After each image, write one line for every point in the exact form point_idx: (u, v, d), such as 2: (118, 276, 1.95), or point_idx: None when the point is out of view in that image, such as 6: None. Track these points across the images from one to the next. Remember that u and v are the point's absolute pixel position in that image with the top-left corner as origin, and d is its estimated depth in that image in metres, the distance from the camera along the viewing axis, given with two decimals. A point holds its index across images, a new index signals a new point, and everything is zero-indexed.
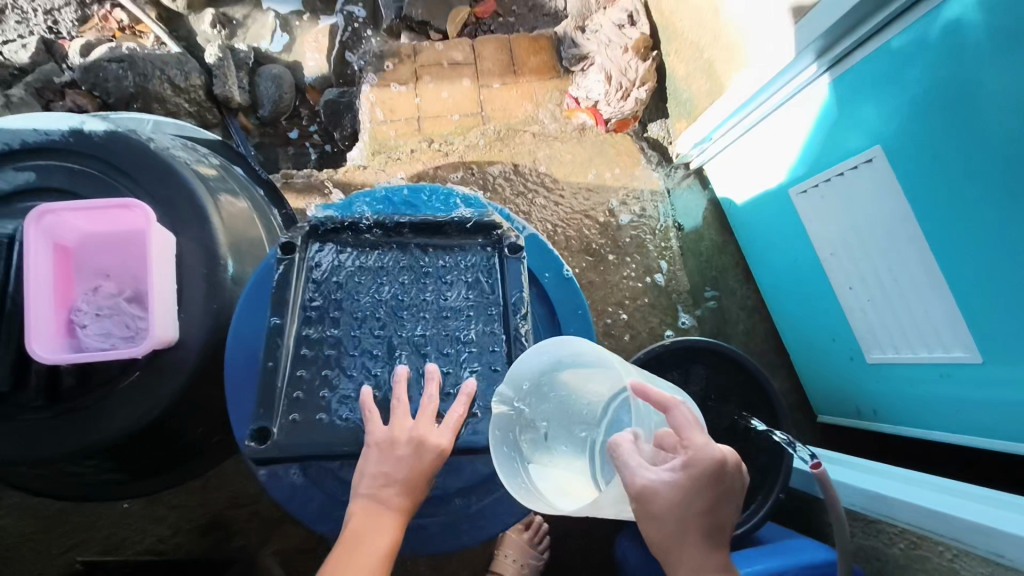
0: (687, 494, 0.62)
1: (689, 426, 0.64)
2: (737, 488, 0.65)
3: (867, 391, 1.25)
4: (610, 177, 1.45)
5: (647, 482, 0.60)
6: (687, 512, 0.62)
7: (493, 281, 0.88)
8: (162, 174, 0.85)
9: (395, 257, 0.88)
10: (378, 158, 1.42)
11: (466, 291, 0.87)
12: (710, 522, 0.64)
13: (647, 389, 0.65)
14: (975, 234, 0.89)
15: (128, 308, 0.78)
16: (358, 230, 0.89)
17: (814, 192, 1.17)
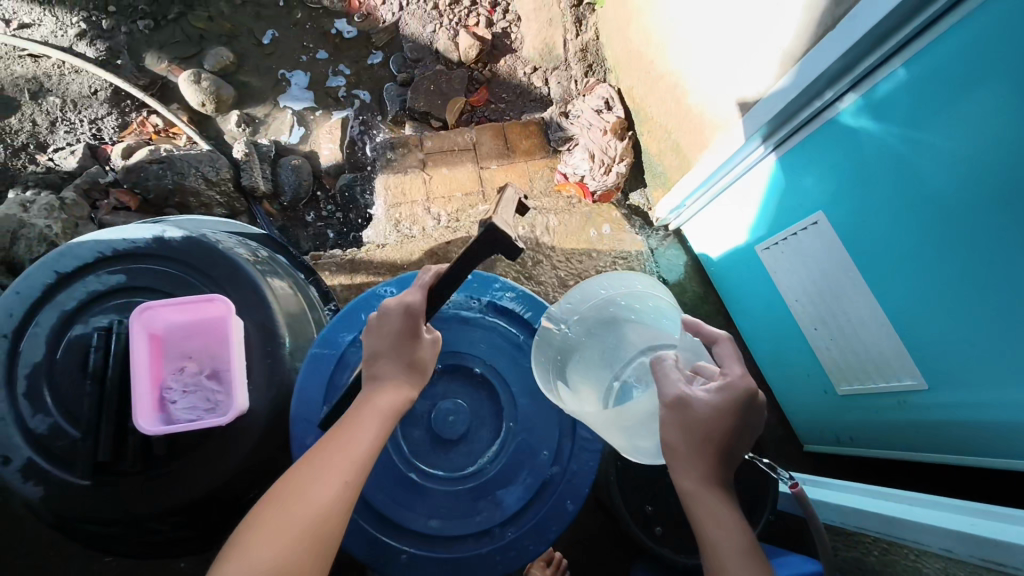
0: (720, 413, 0.78)
1: (732, 363, 0.82)
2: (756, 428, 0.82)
3: (842, 420, 1.40)
4: (600, 241, 1.64)
5: (681, 392, 0.80)
6: (712, 432, 0.79)
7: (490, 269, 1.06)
8: (230, 270, 1.03)
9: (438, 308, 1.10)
10: (395, 236, 1.60)
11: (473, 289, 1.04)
12: (728, 445, 0.80)
13: (702, 326, 0.87)
14: (904, 281, 1.07)
15: (209, 384, 0.94)
16: None
17: (775, 249, 1.36)
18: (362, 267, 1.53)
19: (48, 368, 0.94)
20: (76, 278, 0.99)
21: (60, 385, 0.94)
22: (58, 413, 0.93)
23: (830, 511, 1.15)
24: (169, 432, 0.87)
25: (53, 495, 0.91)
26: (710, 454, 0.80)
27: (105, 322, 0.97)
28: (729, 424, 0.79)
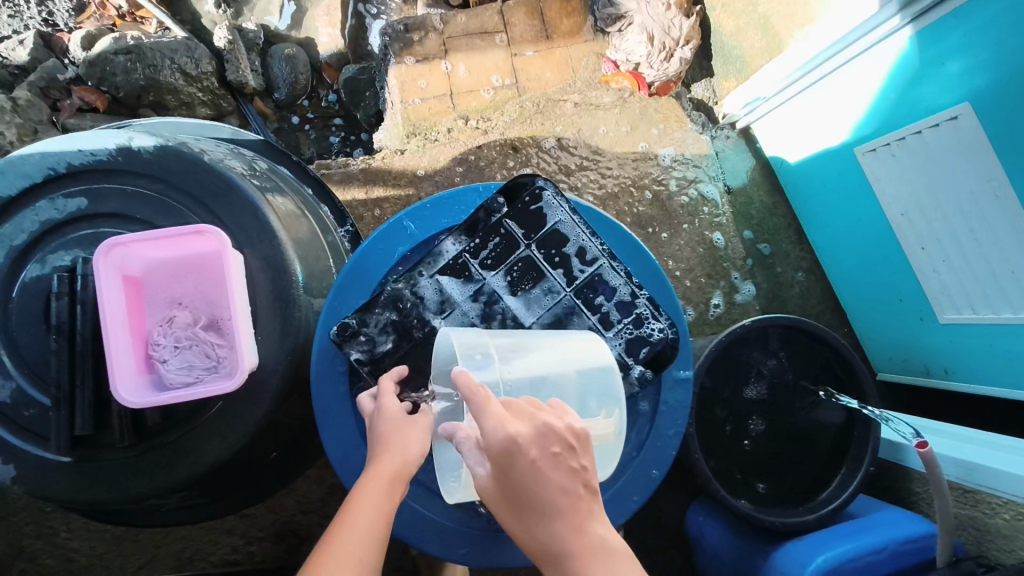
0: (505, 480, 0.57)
1: (481, 400, 0.58)
2: (568, 454, 0.58)
3: (939, 352, 1.22)
4: (657, 143, 1.38)
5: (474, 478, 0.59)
6: (516, 490, 0.57)
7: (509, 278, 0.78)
8: (223, 189, 0.80)
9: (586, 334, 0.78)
10: (415, 141, 1.35)
11: (522, 316, 0.78)
12: (542, 501, 0.57)
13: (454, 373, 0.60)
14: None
15: (207, 337, 0.74)
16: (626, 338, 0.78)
17: (885, 151, 1.11)
18: (378, 179, 1.28)
19: (4, 317, 0.75)
20: (26, 202, 0.78)
21: (21, 340, 0.75)
22: (21, 374, 0.75)
23: (947, 462, 0.98)
24: (157, 402, 0.69)
25: (27, 473, 0.75)
26: (538, 520, 0.57)
27: (68, 261, 0.77)
28: (521, 483, 0.57)
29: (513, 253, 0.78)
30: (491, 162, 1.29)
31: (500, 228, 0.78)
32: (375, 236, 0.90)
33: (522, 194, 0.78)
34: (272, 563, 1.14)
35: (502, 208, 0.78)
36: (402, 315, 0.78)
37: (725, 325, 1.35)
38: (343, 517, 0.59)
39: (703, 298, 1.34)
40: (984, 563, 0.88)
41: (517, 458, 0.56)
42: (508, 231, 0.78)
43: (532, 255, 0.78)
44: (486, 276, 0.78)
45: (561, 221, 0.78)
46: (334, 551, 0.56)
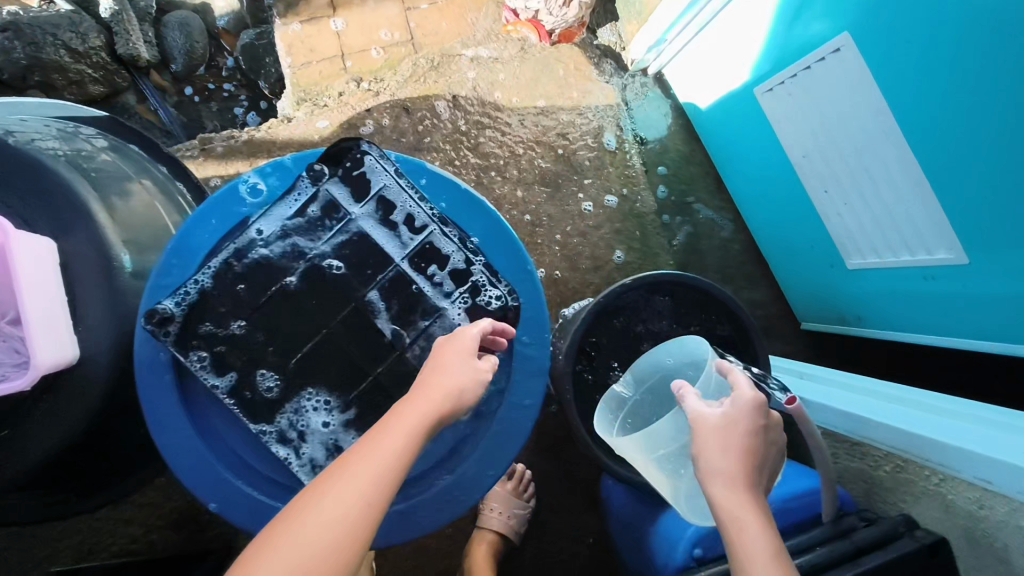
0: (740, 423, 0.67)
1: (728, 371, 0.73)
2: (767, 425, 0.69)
3: (852, 298, 1.17)
4: (560, 96, 1.31)
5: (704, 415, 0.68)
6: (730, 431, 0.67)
7: (337, 251, 0.73)
8: (31, 172, 0.75)
9: (421, 306, 0.73)
10: (304, 107, 1.28)
11: (351, 291, 0.72)
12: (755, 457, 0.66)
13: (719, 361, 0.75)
14: (960, 120, 0.79)
15: (12, 332, 0.70)
16: (465, 309, 0.74)
17: (780, 91, 1.05)
18: (262, 150, 1.22)
19: None
20: None
21: None
22: None
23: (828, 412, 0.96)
24: None
25: None
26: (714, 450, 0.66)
27: None
28: (741, 428, 0.67)
29: (336, 221, 0.73)
30: (381, 128, 1.24)
31: (319, 197, 0.73)
32: (206, 206, 0.76)
33: (344, 158, 0.73)
34: (173, 549, 1.16)
35: (325, 172, 0.73)
36: (224, 300, 0.71)
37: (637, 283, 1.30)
38: (370, 439, 0.58)
39: (617, 254, 1.30)
40: (867, 516, 0.84)
41: (755, 408, 0.68)
42: (330, 200, 0.73)
43: (358, 223, 0.73)
44: (313, 252, 0.72)
45: (386, 186, 0.73)
46: (353, 471, 0.55)
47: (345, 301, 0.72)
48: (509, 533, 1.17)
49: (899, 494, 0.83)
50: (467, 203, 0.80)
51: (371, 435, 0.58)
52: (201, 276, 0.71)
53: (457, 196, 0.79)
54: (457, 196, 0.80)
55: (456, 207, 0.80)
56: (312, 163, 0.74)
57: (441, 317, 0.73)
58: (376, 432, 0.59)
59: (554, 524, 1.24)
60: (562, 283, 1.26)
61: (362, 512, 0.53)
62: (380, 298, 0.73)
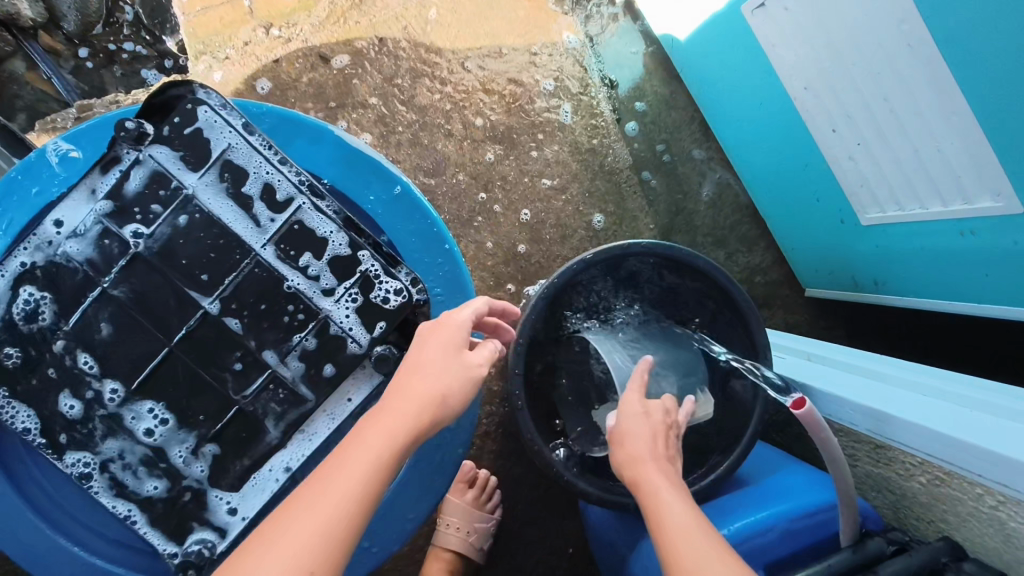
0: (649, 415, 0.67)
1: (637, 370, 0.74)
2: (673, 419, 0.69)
3: (867, 260, 0.98)
4: (509, 33, 1.09)
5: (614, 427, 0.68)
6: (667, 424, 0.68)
7: (173, 239, 0.54)
8: None
9: (294, 308, 0.56)
10: (203, 62, 1.07)
11: (197, 292, 0.55)
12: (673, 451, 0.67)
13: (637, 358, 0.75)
14: (1018, 28, 0.59)
15: None
16: (354, 308, 0.56)
17: (774, 4, 0.83)
18: None
19: None
20: None
21: None
22: None
23: (831, 403, 0.78)
24: None
25: None
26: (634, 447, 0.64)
27: None
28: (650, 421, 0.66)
29: (172, 198, 0.54)
30: (297, 86, 1.04)
31: (142, 168, 0.54)
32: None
33: (173, 111, 0.54)
34: None
35: (147, 131, 0.53)
36: (32, 309, 0.53)
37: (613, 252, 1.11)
38: (327, 473, 0.48)
39: (596, 218, 1.10)
40: (896, 539, 0.68)
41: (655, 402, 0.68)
42: (158, 171, 0.54)
43: (200, 202, 0.54)
44: (138, 243, 0.54)
45: (233, 147, 0.54)
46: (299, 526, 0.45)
47: (189, 307, 0.55)
48: (471, 552, 1.00)
49: (936, 512, 0.66)
50: (349, 161, 0.63)
51: (329, 470, 0.48)
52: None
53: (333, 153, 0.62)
54: (338, 153, 0.63)
55: (336, 166, 0.63)
56: (126, 118, 0.53)
57: (323, 322, 0.56)
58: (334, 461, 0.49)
59: (529, 537, 1.07)
60: (523, 257, 1.06)
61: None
62: (239, 302, 0.55)
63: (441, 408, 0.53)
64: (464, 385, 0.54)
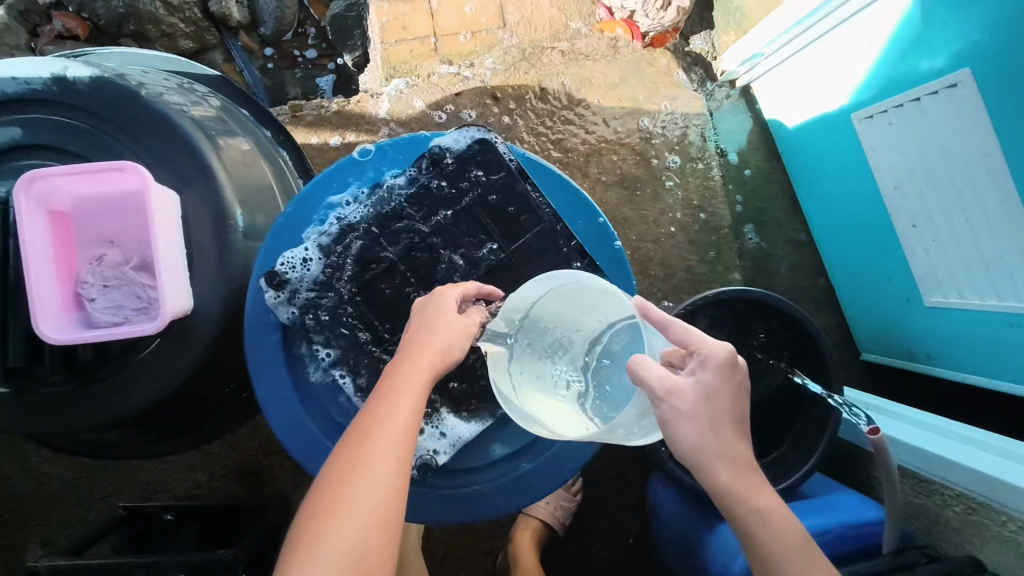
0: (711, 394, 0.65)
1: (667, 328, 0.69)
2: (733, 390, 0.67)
3: (923, 335, 1.17)
4: (647, 99, 1.31)
5: (665, 411, 0.63)
6: (718, 400, 0.66)
7: (447, 233, 0.78)
8: (159, 127, 0.77)
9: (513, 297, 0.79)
10: (394, 84, 1.30)
11: (453, 273, 0.78)
12: (738, 414, 0.68)
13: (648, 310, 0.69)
14: None
15: (137, 278, 0.73)
16: None
17: (881, 119, 1.05)
18: (351, 122, 1.25)
19: None
20: None
21: None
22: None
23: (907, 452, 0.94)
24: (82, 341, 0.68)
25: None
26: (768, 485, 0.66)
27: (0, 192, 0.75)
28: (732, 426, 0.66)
29: (454, 202, 0.77)
30: (470, 118, 1.26)
31: (439, 177, 0.77)
32: (307, 185, 0.77)
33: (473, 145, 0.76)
34: (233, 499, 1.20)
35: (448, 154, 0.76)
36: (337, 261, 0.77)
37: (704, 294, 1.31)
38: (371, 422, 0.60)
39: (718, 264, 1.32)
40: (929, 553, 0.84)
41: (720, 382, 0.66)
42: (448, 184, 0.77)
43: (472, 208, 0.77)
44: (420, 230, 0.78)
45: (506, 175, 0.76)
46: (363, 464, 0.57)
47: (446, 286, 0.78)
48: (554, 524, 1.19)
49: (964, 537, 0.84)
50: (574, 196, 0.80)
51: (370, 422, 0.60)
52: (313, 247, 0.76)
53: (564, 186, 0.79)
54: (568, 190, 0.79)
55: (567, 198, 0.80)
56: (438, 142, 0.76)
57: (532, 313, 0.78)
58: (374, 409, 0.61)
59: (598, 523, 1.25)
60: None
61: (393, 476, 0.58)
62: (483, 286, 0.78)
63: (449, 359, 0.67)
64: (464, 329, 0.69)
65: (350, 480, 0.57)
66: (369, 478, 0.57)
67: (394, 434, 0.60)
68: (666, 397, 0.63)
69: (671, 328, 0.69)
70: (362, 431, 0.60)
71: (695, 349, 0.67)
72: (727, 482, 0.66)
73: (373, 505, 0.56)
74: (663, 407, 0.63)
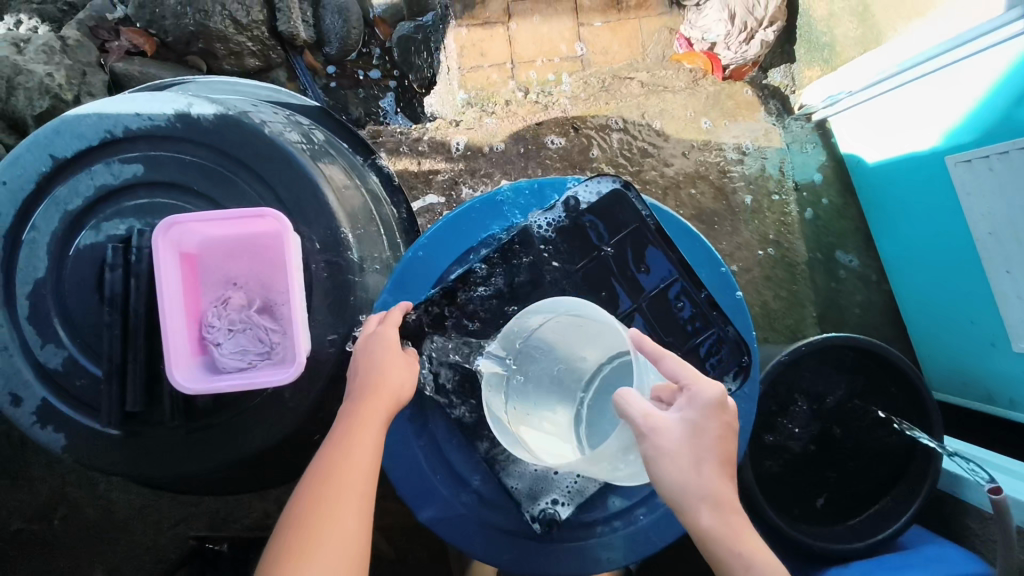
0: (701, 432, 0.63)
1: (661, 360, 0.65)
2: (727, 431, 0.65)
3: (1008, 380, 1.13)
4: (726, 131, 1.30)
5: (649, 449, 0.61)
6: (698, 440, 0.63)
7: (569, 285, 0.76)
8: (283, 166, 0.76)
9: None
10: (472, 111, 1.29)
11: None
12: (728, 453, 0.65)
13: (642, 340, 0.65)
14: None
15: (260, 321, 0.71)
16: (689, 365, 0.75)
17: (980, 164, 1.03)
18: (430, 150, 1.24)
19: (57, 286, 0.73)
20: (79, 165, 0.74)
21: (76, 311, 0.73)
22: (72, 344, 0.73)
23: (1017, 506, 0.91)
24: (216, 390, 0.66)
25: (74, 441, 0.73)
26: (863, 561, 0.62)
27: (122, 230, 0.74)
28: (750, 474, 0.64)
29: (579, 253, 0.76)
30: (550, 146, 1.24)
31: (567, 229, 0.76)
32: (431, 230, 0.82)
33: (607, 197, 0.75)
34: None
35: (581, 207, 0.75)
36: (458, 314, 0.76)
37: (779, 330, 1.29)
38: (328, 480, 0.61)
39: (794, 299, 1.30)
40: None
41: (713, 421, 0.63)
42: (573, 232, 0.76)
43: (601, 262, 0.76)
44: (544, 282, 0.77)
45: (638, 228, 0.75)
46: (331, 510, 0.59)
47: None
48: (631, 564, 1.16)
49: None
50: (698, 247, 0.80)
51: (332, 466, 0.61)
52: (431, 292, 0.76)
53: (692, 238, 0.79)
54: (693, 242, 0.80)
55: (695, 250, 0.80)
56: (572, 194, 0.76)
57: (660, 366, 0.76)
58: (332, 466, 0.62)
59: None
60: None
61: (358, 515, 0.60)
62: None
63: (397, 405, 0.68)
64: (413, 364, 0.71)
65: (320, 538, 0.58)
66: (340, 522, 0.59)
67: (354, 475, 0.62)
68: (649, 435, 0.61)
69: (662, 362, 0.65)
70: (321, 471, 0.61)
71: (688, 384, 0.64)
72: (711, 526, 0.62)
73: (343, 546, 0.58)
74: (646, 445, 0.61)
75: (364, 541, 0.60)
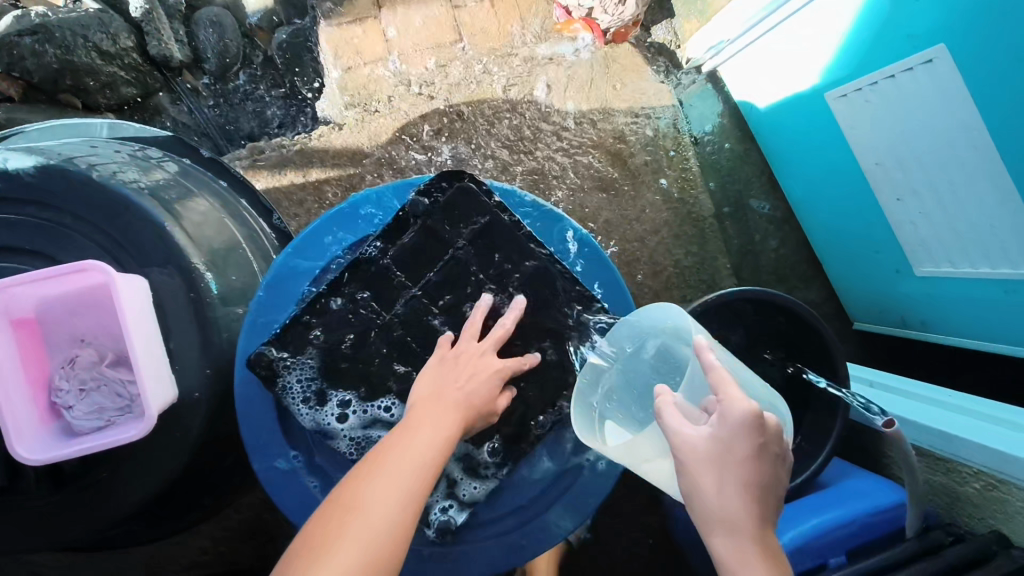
0: (728, 452, 0.59)
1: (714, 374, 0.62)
2: (758, 453, 0.60)
3: (916, 303, 1.15)
4: (617, 98, 1.29)
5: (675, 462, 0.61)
6: (721, 458, 0.59)
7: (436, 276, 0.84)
8: (119, 211, 0.72)
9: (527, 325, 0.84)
10: (354, 111, 1.25)
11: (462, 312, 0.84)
12: (762, 480, 0.60)
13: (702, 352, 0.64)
14: None
15: (115, 375, 0.69)
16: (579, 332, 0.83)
17: (856, 97, 1.03)
18: (314, 158, 1.20)
19: None
20: None
21: None
22: None
23: (920, 430, 0.95)
24: (61, 456, 0.63)
25: None
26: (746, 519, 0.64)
27: None
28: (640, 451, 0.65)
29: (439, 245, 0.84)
30: (438, 136, 1.22)
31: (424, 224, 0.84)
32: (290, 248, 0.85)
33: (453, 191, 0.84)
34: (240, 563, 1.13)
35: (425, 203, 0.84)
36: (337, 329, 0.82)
37: (695, 286, 1.29)
38: (382, 460, 0.64)
39: (705, 254, 1.30)
40: (953, 531, 0.82)
41: (737, 441, 0.59)
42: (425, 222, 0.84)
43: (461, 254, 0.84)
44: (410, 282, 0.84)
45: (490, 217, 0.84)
46: (372, 491, 0.61)
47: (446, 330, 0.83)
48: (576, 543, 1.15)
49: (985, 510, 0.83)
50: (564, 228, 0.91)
51: (387, 452, 0.65)
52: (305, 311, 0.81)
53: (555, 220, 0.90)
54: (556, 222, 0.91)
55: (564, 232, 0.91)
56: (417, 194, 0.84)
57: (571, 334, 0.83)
58: (409, 436, 0.66)
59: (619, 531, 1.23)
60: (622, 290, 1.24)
61: (404, 502, 0.61)
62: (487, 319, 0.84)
63: (475, 412, 0.72)
64: (490, 381, 0.75)
65: (356, 516, 0.59)
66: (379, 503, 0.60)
67: (405, 462, 0.64)
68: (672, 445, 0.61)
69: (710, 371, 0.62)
70: (376, 458, 0.64)
71: (726, 399, 0.60)
72: (722, 551, 0.59)
73: (379, 526, 0.59)
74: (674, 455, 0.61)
75: (401, 533, 0.60)
